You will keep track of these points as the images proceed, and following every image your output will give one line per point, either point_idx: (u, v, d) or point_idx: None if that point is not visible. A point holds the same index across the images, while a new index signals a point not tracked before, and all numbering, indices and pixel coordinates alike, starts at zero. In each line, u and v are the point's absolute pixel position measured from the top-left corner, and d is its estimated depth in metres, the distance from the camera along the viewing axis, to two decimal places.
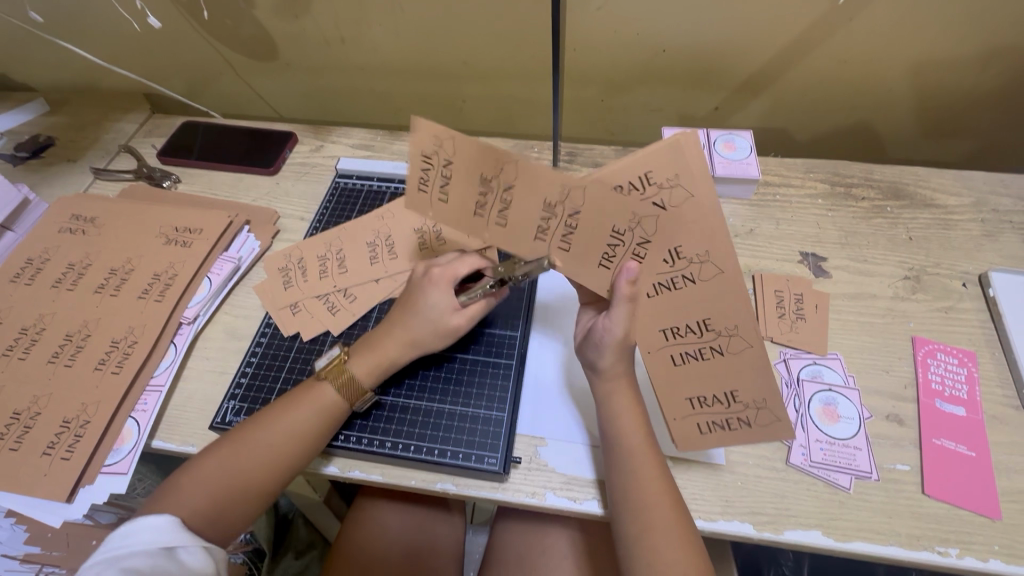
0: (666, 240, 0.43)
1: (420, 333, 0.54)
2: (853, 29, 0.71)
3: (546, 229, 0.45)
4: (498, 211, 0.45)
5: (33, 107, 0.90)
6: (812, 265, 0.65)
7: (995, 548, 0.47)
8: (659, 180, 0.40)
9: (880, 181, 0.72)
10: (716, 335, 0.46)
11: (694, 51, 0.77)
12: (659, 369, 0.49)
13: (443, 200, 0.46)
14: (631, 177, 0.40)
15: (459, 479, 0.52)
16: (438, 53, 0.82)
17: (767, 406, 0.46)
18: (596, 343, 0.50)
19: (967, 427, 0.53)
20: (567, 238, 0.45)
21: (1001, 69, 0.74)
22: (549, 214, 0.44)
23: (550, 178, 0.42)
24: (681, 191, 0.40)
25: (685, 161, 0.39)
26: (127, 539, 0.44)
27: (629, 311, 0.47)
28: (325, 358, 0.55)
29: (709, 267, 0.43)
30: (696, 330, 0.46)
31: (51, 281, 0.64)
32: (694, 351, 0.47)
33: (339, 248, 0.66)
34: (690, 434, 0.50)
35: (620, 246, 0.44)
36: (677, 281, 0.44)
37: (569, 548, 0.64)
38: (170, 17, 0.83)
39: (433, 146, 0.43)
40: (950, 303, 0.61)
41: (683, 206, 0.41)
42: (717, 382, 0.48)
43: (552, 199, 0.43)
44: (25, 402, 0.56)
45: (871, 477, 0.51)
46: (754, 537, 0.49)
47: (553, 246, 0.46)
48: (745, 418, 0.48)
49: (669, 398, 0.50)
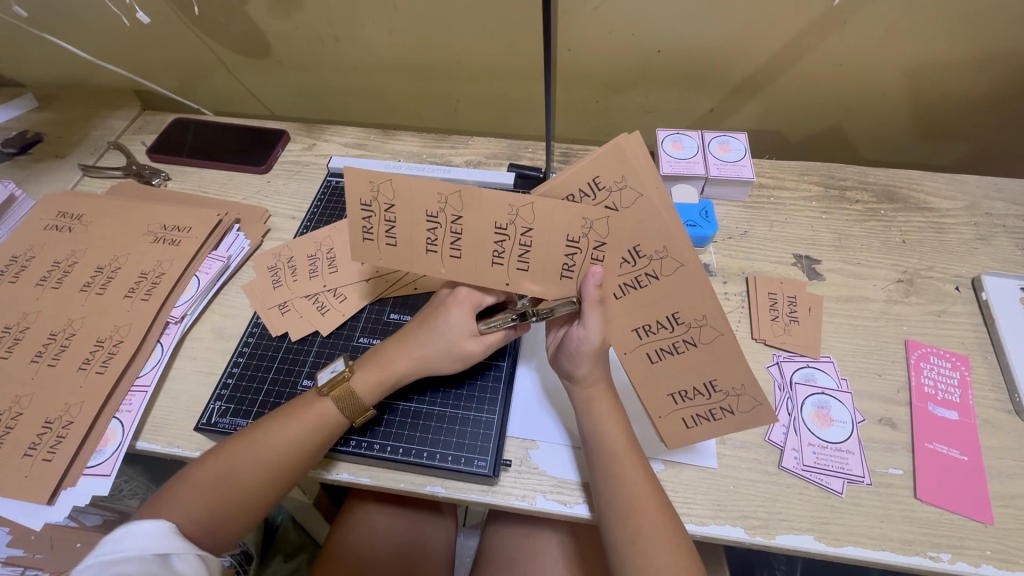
0: (622, 242, 0.43)
1: (436, 357, 0.52)
2: (847, 32, 0.71)
3: (502, 251, 0.46)
4: (450, 243, 0.46)
5: (21, 103, 0.89)
6: (806, 267, 0.65)
7: (988, 553, 0.47)
8: (608, 184, 0.41)
9: (874, 184, 0.72)
10: (687, 327, 0.46)
11: (689, 53, 0.77)
12: (639, 372, 0.49)
13: (391, 243, 0.47)
14: (576, 184, 0.42)
15: (448, 483, 0.52)
16: (432, 52, 0.82)
17: (745, 393, 0.46)
18: (570, 355, 0.49)
19: (960, 431, 0.52)
20: (524, 256, 0.45)
21: (994, 73, 0.74)
22: (502, 235, 0.45)
23: (490, 201, 0.43)
24: (629, 192, 0.41)
25: (629, 162, 0.40)
26: (119, 543, 0.43)
27: (602, 315, 0.46)
28: (328, 372, 0.53)
29: (668, 263, 0.43)
30: (668, 325, 0.46)
31: (36, 279, 0.63)
32: (669, 346, 0.47)
33: (330, 248, 0.65)
34: (674, 432, 0.50)
35: (578, 255, 0.44)
36: (642, 280, 0.45)
37: (561, 552, 0.64)
38: (162, 13, 0.82)
39: (371, 194, 0.45)
40: (943, 307, 0.61)
41: (633, 204, 0.41)
42: (694, 374, 0.48)
43: (503, 221, 0.44)
44: (7, 402, 0.55)
45: (863, 481, 0.50)
46: (746, 541, 0.48)
47: (513, 265, 0.46)
48: (727, 406, 0.47)
49: (649, 396, 0.49)
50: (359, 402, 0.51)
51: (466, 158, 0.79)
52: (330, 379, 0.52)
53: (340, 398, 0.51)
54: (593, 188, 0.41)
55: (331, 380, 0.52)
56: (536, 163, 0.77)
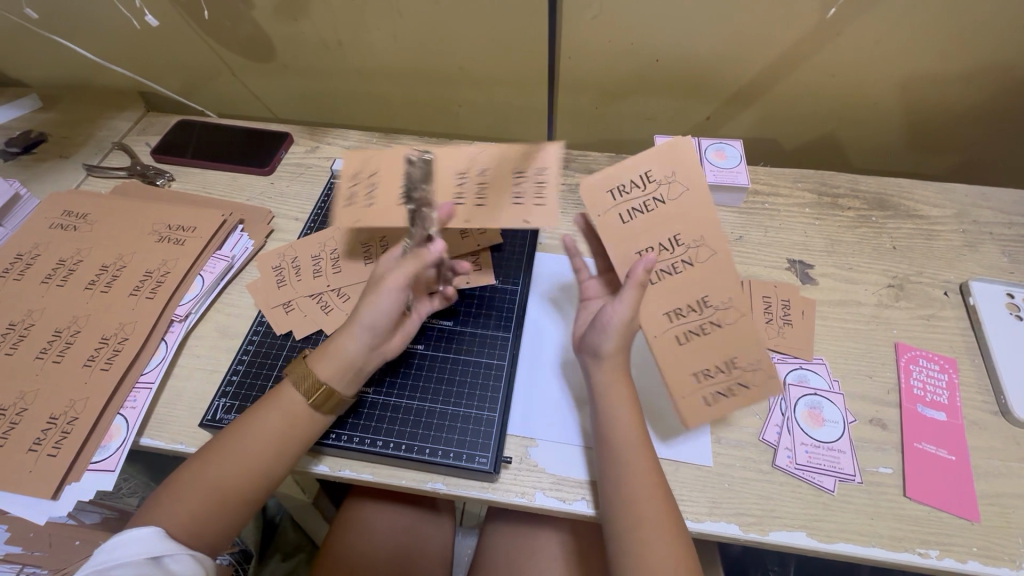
0: (671, 223, 0.50)
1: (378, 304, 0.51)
2: (840, 43, 0.73)
3: (626, 194, 0.51)
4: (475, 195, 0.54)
5: (25, 103, 0.89)
6: (800, 272, 0.67)
7: (975, 550, 0.48)
8: (659, 177, 0.50)
9: (866, 191, 0.74)
10: (713, 312, 0.50)
11: (686, 62, 0.78)
12: (667, 350, 0.50)
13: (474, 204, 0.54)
14: (659, 176, 0.50)
15: (449, 479, 0.53)
16: (435, 58, 0.83)
17: (765, 368, 0.49)
18: (602, 327, 0.51)
19: (948, 431, 0.54)
20: (633, 212, 0.51)
21: (982, 86, 0.76)
22: (641, 184, 0.50)
23: (677, 155, 0.50)
24: (676, 185, 0.50)
25: (686, 169, 0.50)
26: (112, 551, 0.44)
27: (637, 297, 0.48)
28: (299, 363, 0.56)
29: (703, 250, 0.50)
30: (695, 309, 0.50)
31: (41, 277, 0.64)
32: (696, 327, 0.50)
33: (382, 236, 0.66)
34: (695, 412, 0.49)
35: (662, 249, 0.50)
36: (677, 266, 0.50)
37: (559, 550, 0.64)
38: (169, 16, 0.84)
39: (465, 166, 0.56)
40: (932, 311, 0.63)
41: (683, 197, 0.50)
42: (717, 356, 0.50)
43: (659, 174, 0.50)
44: (12, 398, 0.55)
45: (854, 479, 0.52)
46: (740, 537, 0.49)
47: (616, 212, 0.51)
48: (743, 382, 0.49)
49: (675, 374, 0.50)
50: (313, 378, 0.51)
51: None
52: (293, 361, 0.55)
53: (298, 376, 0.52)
54: (662, 182, 0.50)
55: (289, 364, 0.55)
56: None
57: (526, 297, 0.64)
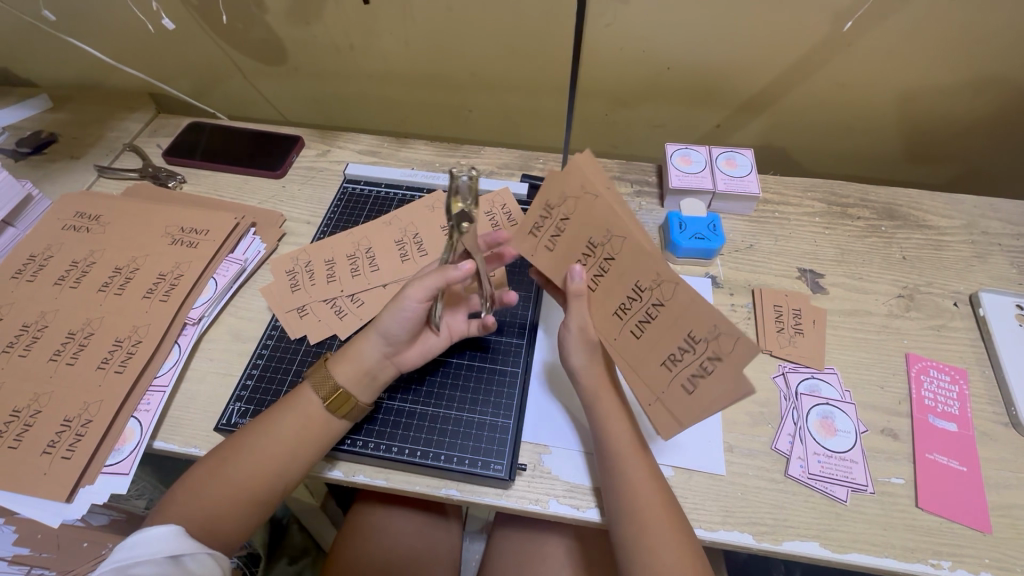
0: (585, 229, 0.46)
1: (392, 325, 0.51)
2: (851, 54, 0.73)
3: (540, 226, 0.48)
4: (550, 236, 0.48)
5: (36, 103, 0.89)
6: (810, 281, 0.67)
7: (986, 561, 0.48)
8: (554, 202, 0.46)
9: (875, 202, 0.74)
10: (652, 292, 0.44)
11: (698, 70, 0.79)
12: (624, 361, 0.48)
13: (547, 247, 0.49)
14: (554, 197, 0.46)
15: (463, 486, 0.53)
16: (447, 63, 0.84)
17: (719, 332, 0.40)
18: (565, 342, 0.52)
19: (959, 442, 0.54)
20: (554, 238, 0.48)
21: (990, 97, 0.77)
22: (545, 213, 0.47)
23: (551, 181, 0.45)
24: (569, 199, 0.45)
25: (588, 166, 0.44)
26: (132, 549, 0.43)
27: (580, 304, 0.48)
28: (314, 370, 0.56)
29: (616, 241, 0.44)
30: (636, 295, 0.45)
31: (54, 278, 0.64)
32: (645, 316, 0.45)
33: (415, 232, 0.67)
34: (673, 417, 0.45)
35: (591, 258, 0.47)
36: (604, 267, 0.46)
37: (569, 557, 0.64)
38: (181, 18, 0.84)
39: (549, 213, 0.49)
40: (942, 322, 0.63)
41: (584, 204, 0.45)
42: (672, 334, 0.44)
43: (552, 201, 0.46)
44: (25, 400, 0.55)
45: (866, 490, 0.52)
46: (754, 547, 0.49)
47: (542, 244, 0.49)
48: (713, 355, 0.42)
49: (633, 385, 0.48)
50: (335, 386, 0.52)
51: (478, 168, 0.80)
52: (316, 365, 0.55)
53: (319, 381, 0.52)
54: (563, 200, 0.46)
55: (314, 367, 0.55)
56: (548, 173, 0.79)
57: (540, 304, 0.64)
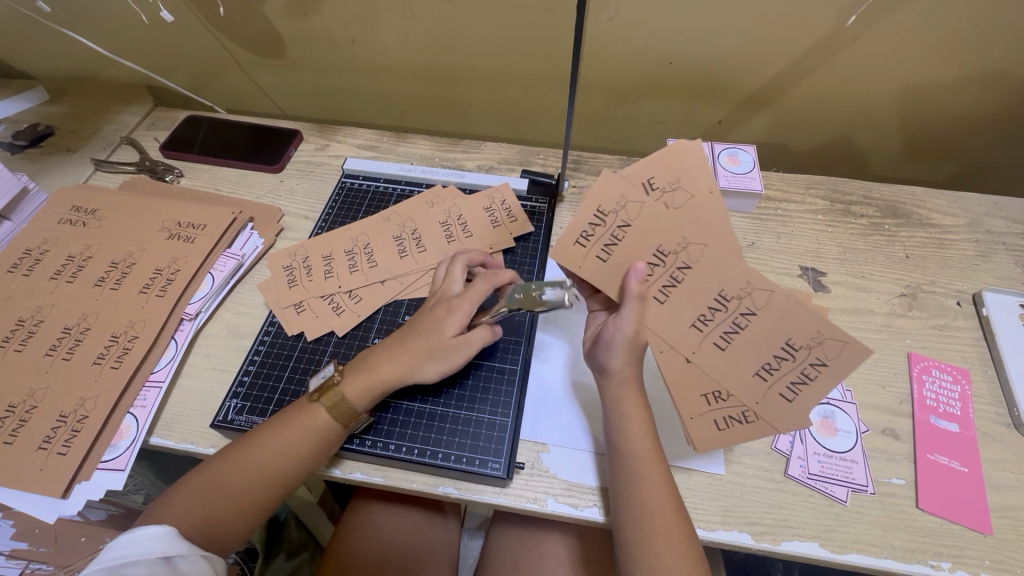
0: (652, 236, 0.44)
1: (421, 364, 0.52)
2: (856, 49, 0.72)
3: (591, 235, 0.46)
4: (604, 244, 0.46)
5: (33, 95, 0.89)
6: (812, 279, 0.67)
7: (986, 563, 0.48)
8: (610, 209, 0.45)
9: (879, 199, 0.74)
10: (739, 301, 0.43)
11: (701, 65, 0.78)
12: (675, 370, 0.47)
13: (602, 257, 0.46)
14: (611, 203, 0.45)
15: (461, 484, 0.52)
16: (447, 57, 0.83)
17: (824, 337, 0.41)
18: (606, 345, 0.49)
19: (961, 443, 0.54)
20: (609, 247, 0.46)
21: (996, 94, 0.76)
22: (599, 221, 0.45)
23: (610, 186, 0.44)
24: (633, 205, 0.44)
25: (682, 163, 0.43)
26: (126, 548, 0.43)
27: (638, 311, 0.46)
28: (320, 377, 0.54)
29: (694, 248, 0.43)
30: (721, 304, 0.44)
31: (50, 273, 0.63)
32: (730, 326, 0.44)
33: (414, 229, 0.67)
34: (748, 430, 0.46)
35: (660, 268, 0.45)
36: (678, 276, 0.44)
37: (566, 554, 0.64)
38: (178, 10, 0.83)
39: (614, 205, 0.45)
40: (945, 321, 0.63)
41: (648, 208, 0.44)
42: (765, 344, 0.44)
43: (607, 206, 0.45)
44: (21, 395, 0.55)
45: (867, 491, 0.51)
46: (752, 547, 0.49)
47: (593, 253, 0.47)
48: (817, 360, 0.42)
49: (683, 395, 0.47)
50: (349, 408, 0.51)
51: (478, 163, 0.79)
52: (322, 382, 0.53)
53: (332, 403, 0.51)
54: (619, 207, 0.44)
55: (321, 385, 0.53)
56: (548, 169, 0.78)
57: None
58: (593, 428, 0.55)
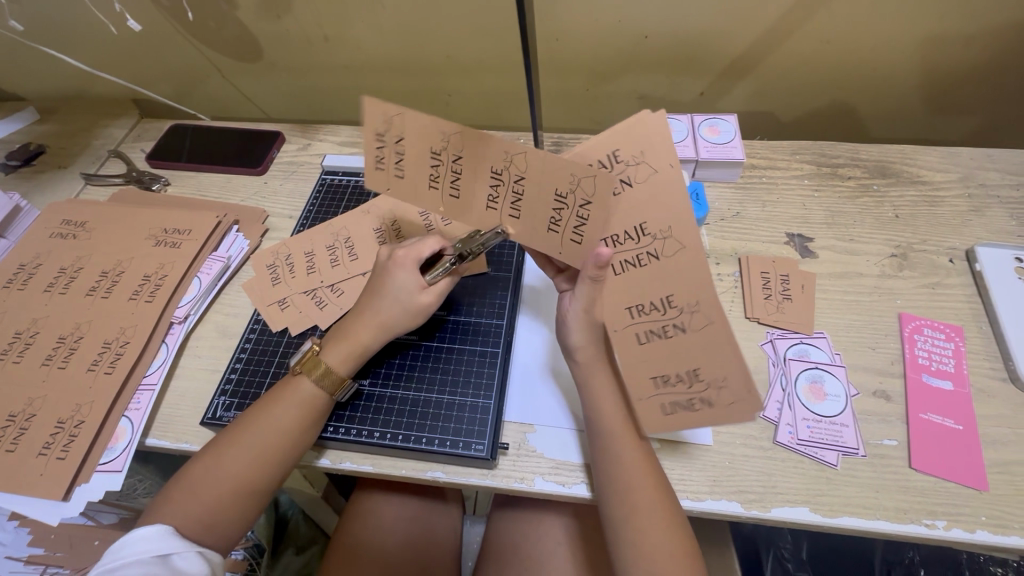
0: (546, 180, 0.41)
1: (392, 317, 0.53)
2: (834, 8, 0.71)
3: (497, 197, 0.43)
4: (510, 203, 0.43)
5: (24, 116, 0.90)
6: (799, 246, 0.65)
7: (983, 519, 0.47)
8: (502, 169, 0.41)
9: (866, 160, 0.72)
10: (652, 240, 0.43)
11: (676, 36, 0.76)
12: (628, 353, 0.46)
13: (514, 216, 0.44)
14: (437, 141, 0.41)
15: (448, 467, 0.53)
16: (421, 49, 0.83)
17: (699, 307, 0.43)
18: (565, 319, 0.50)
19: (955, 400, 0.53)
20: (456, 183, 0.43)
21: (986, 45, 0.74)
22: (497, 182, 0.42)
23: (493, 143, 0.40)
24: (521, 158, 0.40)
25: (647, 135, 0.41)
26: (123, 550, 0.44)
27: (593, 290, 0.46)
28: (299, 352, 0.55)
29: (672, 242, 0.43)
30: (634, 236, 0.44)
31: (43, 286, 0.65)
32: (632, 258, 0.44)
33: (393, 220, 0.66)
34: (694, 416, 0.45)
35: (565, 211, 0.42)
36: (584, 215, 0.42)
37: (564, 534, 0.65)
38: (153, 20, 0.83)
39: (504, 163, 0.41)
40: (937, 279, 0.61)
41: (470, 135, 0.40)
42: (675, 283, 0.44)
43: (499, 165, 0.41)
44: (21, 405, 0.56)
45: (858, 453, 0.51)
46: (742, 515, 0.49)
47: (446, 195, 0.44)
48: (680, 323, 0.44)
49: (632, 377, 0.47)
50: (336, 374, 0.52)
51: None
52: (301, 355, 0.54)
53: (313, 371, 0.52)
54: (446, 142, 0.41)
55: (300, 356, 0.54)
56: None
57: (520, 281, 0.64)
58: (578, 407, 0.55)
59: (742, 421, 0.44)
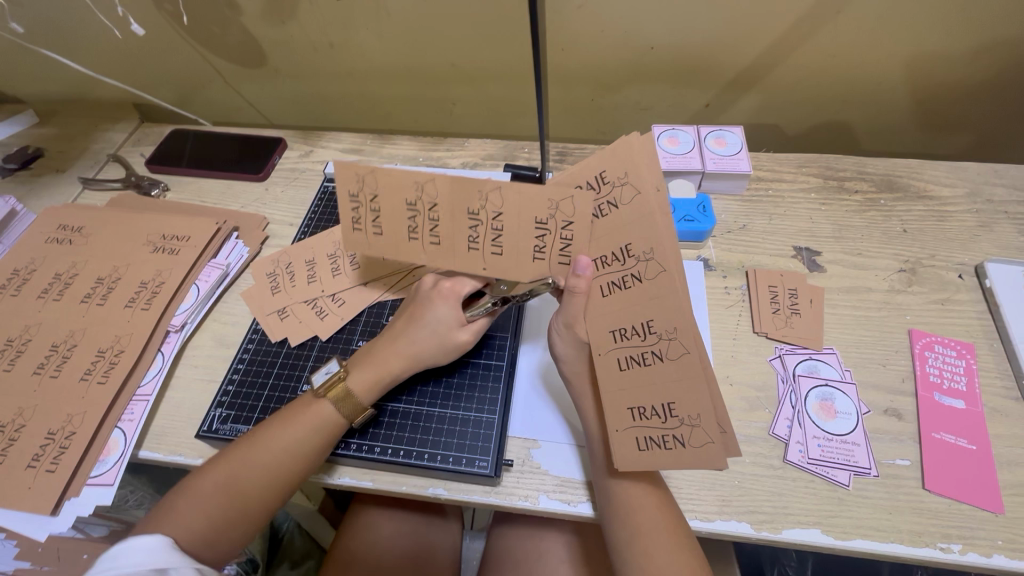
0: (524, 208, 0.43)
1: (422, 348, 0.52)
2: (841, 22, 0.71)
3: (477, 237, 0.46)
4: (491, 241, 0.46)
5: (22, 119, 0.89)
6: (806, 259, 0.65)
7: (998, 543, 0.46)
8: (477, 209, 0.44)
9: (873, 174, 0.72)
10: (637, 262, 0.43)
11: (682, 48, 0.76)
12: (609, 378, 0.45)
13: (497, 252, 0.46)
14: (411, 192, 0.45)
15: (451, 484, 0.51)
16: (426, 57, 0.82)
17: (678, 335, 0.42)
18: (555, 331, 0.50)
19: (967, 420, 0.52)
20: (434, 230, 0.46)
21: (991, 61, 0.74)
22: (476, 222, 0.45)
23: (465, 187, 0.44)
24: (494, 197, 0.44)
25: (632, 156, 0.41)
26: (116, 561, 0.41)
27: (580, 304, 0.45)
28: (324, 373, 0.53)
29: (654, 265, 0.42)
30: (620, 258, 0.43)
31: (37, 291, 0.64)
32: (618, 279, 0.44)
33: None
34: (666, 456, 0.43)
35: (548, 237, 0.44)
36: (567, 237, 0.44)
37: (567, 552, 0.63)
38: (156, 24, 0.83)
39: (478, 202, 0.44)
40: (947, 295, 0.60)
41: (441, 182, 0.44)
42: (653, 312, 0.43)
43: (474, 205, 0.44)
44: (11, 414, 0.55)
45: (870, 473, 0.50)
46: (752, 537, 0.47)
47: (427, 243, 0.47)
48: (660, 351, 0.43)
49: (611, 404, 0.45)
50: (357, 401, 0.51)
51: (462, 160, 0.79)
52: (327, 379, 0.52)
53: (339, 399, 0.51)
54: (420, 193, 0.45)
55: (326, 380, 0.52)
56: (532, 162, 0.77)
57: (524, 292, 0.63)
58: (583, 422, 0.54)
59: (711, 468, 0.42)
